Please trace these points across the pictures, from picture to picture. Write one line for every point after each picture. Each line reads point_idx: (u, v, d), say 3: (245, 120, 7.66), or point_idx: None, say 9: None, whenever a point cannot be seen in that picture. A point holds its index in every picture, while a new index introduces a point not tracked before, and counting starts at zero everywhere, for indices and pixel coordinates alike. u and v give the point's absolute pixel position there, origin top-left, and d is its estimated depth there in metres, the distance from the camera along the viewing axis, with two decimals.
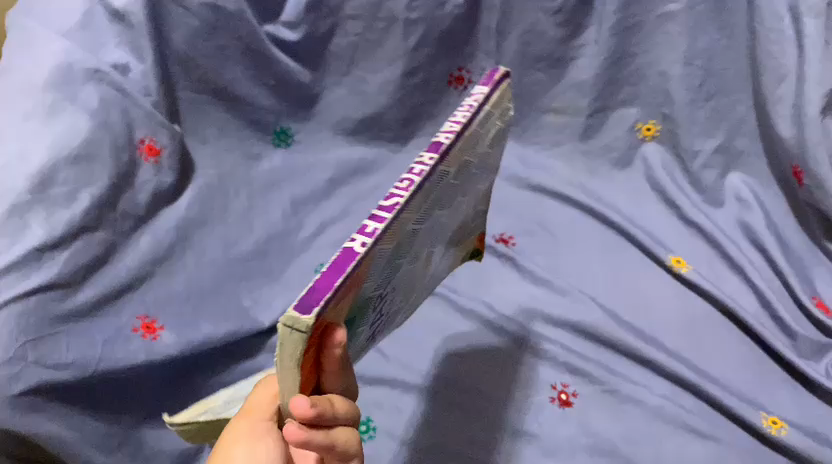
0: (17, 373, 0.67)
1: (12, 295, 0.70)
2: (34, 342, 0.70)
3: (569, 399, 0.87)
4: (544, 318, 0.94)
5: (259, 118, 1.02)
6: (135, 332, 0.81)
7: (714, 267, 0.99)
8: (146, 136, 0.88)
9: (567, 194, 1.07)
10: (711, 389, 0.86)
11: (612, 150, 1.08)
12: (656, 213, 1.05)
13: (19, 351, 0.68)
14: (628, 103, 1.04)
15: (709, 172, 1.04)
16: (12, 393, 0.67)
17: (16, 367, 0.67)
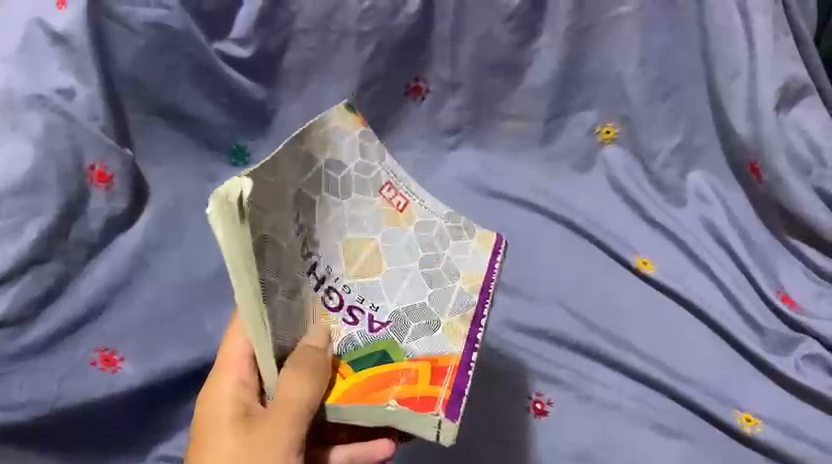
0: None
1: None
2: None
3: (544, 408, 0.86)
4: (513, 326, 0.93)
5: (213, 137, 0.98)
6: (93, 365, 0.78)
7: (677, 265, 0.99)
8: (95, 161, 0.84)
9: (532, 200, 1.05)
10: (682, 388, 0.86)
11: (572, 153, 1.07)
12: (621, 213, 1.04)
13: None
14: (586, 106, 1.04)
15: (670, 171, 1.03)
16: None
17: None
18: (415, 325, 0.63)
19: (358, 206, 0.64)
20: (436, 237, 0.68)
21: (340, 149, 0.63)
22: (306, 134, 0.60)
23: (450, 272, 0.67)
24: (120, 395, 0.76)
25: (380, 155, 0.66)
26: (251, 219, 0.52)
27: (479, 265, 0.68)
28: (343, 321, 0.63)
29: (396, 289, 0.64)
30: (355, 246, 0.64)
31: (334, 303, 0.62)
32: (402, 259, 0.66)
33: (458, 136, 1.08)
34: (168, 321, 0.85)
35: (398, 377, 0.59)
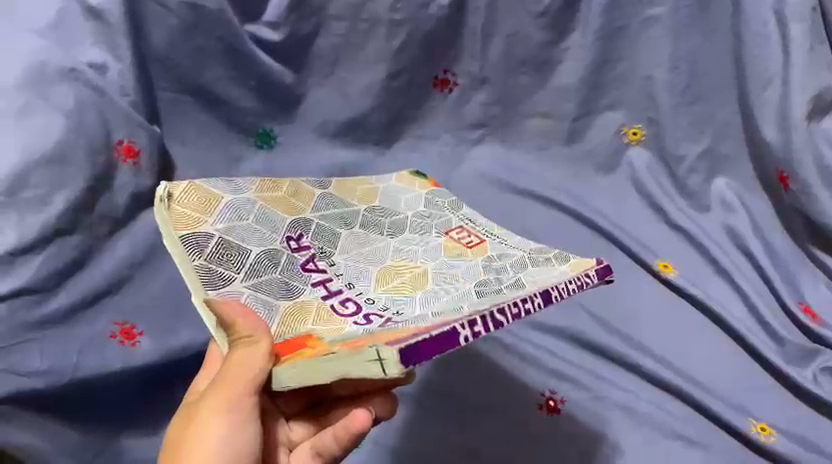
0: None
1: None
2: (4, 352, 0.73)
3: (557, 406, 0.86)
4: (530, 324, 0.93)
5: (239, 119, 0.98)
6: (112, 338, 0.78)
7: (698, 270, 0.99)
8: (124, 137, 0.85)
9: (555, 199, 1.04)
10: (697, 394, 0.86)
11: (596, 155, 1.07)
12: (644, 217, 1.04)
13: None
14: (613, 108, 1.03)
15: (695, 176, 1.03)
16: None
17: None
18: (436, 315, 0.56)
19: (411, 242, 0.70)
20: (505, 263, 0.66)
21: (394, 200, 0.77)
22: (356, 190, 0.77)
23: (511, 284, 0.60)
24: (137, 369, 0.77)
25: (450, 209, 0.77)
26: (199, 219, 0.65)
27: (549, 279, 0.62)
28: (354, 322, 0.58)
29: (430, 300, 0.60)
30: (398, 269, 0.66)
31: (349, 309, 0.60)
32: (452, 280, 0.63)
33: (483, 131, 1.07)
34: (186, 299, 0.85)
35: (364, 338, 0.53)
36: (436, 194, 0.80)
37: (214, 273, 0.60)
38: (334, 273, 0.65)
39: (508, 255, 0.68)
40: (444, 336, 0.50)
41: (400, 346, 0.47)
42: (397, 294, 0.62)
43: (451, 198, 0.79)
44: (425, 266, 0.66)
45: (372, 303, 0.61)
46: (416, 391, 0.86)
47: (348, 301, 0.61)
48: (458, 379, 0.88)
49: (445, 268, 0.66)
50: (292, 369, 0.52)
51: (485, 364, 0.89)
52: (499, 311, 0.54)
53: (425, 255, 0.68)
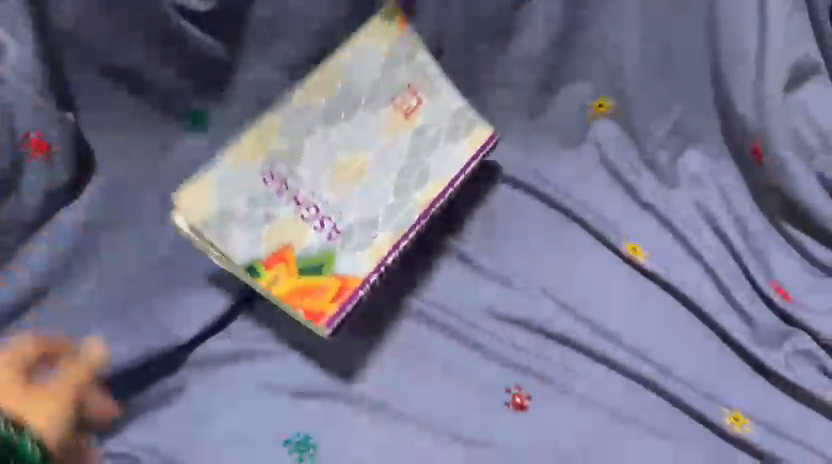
0: None
1: None
2: None
3: (523, 403, 0.84)
4: (494, 315, 0.89)
5: (168, 101, 0.89)
6: (34, 357, 0.78)
7: (665, 251, 0.94)
8: (31, 130, 0.80)
9: (520, 177, 0.98)
10: (670, 385, 0.83)
11: (555, 130, 1.00)
12: (605, 188, 0.98)
13: None
14: (573, 80, 0.97)
15: (663, 152, 0.98)
16: None
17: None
18: (387, 213, 0.85)
19: (370, 111, 0.88)
20: (426, 142, 0.88)
21: (366, 54, 0.88)
22: (398, 108, 0.89)
23: (433, 139, 0.89)
24: (64, 389, 0.77)
25: (409, 57, 0.89)
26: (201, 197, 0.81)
27: (450, 171, 0.88)
28: (314, 228, 0.84)
29: (384, 168, 0.87)
30: (345, 164, 0.87)
31: (311, 213, 0.84)
32: (394, 169, 0.87)
33: None
34: (107, 304, 0.84)
35: (313, 276, 0.81)
36: (449, 95, 0.90)
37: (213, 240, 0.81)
38: (324, 204, 0.85)
39: (423, 141, 0.88)
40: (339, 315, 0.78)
41: (327, 325, 0.77)
42: (338, 192, 0.86)
43: (453, 99, 0.90)
44: (366, 160, 0.87)
45: (327, 206, 0.85)
46: (366, 377, 0.84)
47: (307, 205, 0.85)
48: (400, 372, 0.85)
49: (402, 188, 0.86)
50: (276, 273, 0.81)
51: (428, 356, 0.86)
52: (409, 231, 0.85)
53: (377, 132, 0.88)
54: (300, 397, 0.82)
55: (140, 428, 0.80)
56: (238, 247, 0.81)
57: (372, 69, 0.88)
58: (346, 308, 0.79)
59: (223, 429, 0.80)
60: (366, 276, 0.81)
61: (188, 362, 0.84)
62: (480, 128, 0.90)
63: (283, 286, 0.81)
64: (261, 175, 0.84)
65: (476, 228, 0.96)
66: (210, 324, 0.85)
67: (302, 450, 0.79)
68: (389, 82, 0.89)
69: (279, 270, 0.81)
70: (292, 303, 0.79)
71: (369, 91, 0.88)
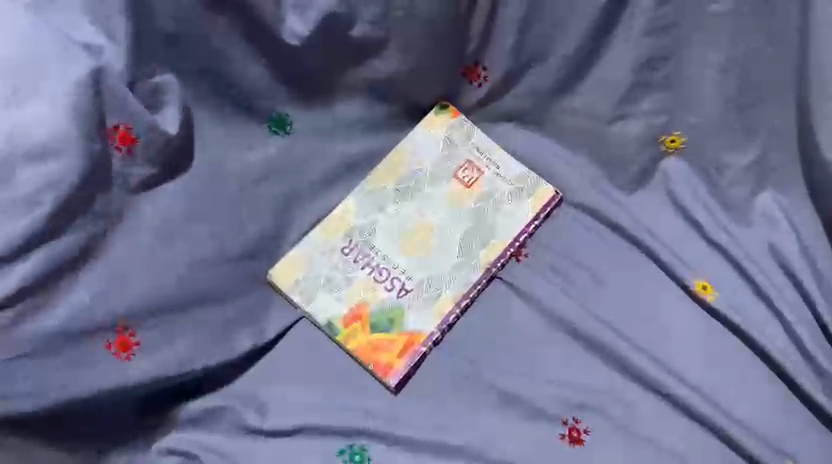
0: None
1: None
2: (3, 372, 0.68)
3: (579, 436, 0.84)
4: (555, 341, 0.89)
5: (250, 102, 0.87)
6: (108, 348, 0.76)
7: (736, 289, 0.92)
8: (120, 121, 0.76)
9: (591, 205, 0.96)
10: (736, 430, 0.84)
11: (630, 163, 0.95)
12: (674, 224, 0.95)
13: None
14: (654, 112, 0.93)
15: (738, 189, 0.93)
16: None
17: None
18: (452, 270, 0.92)
19: (438, 181, 0.96)
20: (491, 205, 0.96)
21: (425, 145, 0.97)
22: (461, 182, 0.97)
23: (494, 208, 0.95)
24: (132, 386, 0.76)
25: (468, 134, 0.98)
26: (290, 259, 0.90)
27: (512, 231, 0.94)
28: (384, 289, 0.90)
29: (447, 232, 0.94)
30: (415, 232, 0.94)
31: (381, 278, 0.91)
32: (457, 230, 0.94)
33: (516, 122, 0.99)
34: (177, 302, 0.81)
35: (384, 333, 0.88)
36: (509, 164, 0.97)
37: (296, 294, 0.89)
38: (394, 267, 0.91)
39: (488, 206, 0.95)
40: (403, 372, 0.86)
41: (393, 378, 0.85)
42: (408, 256, 0.92)
43: (515, 167, 0.97)
44: (434, 227, 0.94)
45: (395, 270, 0.91)
46: (429, 397, 0.86)
47: (378, 268, 0.91)
48: (457, 394, 0.86)
49: (465, 250, 0.93)
50: (355, 326, 0.88)
51: (486, 381, 0.86)
52: (472, 288, 0.91)
53: (444, 209, 0.95)
54: (363, 410, 0.84)
55: (193, 429, 0.81)
56: (313, 305, 0.89)
57: (432, 154, 0.97)
58: (412, 364, 0.86)
59: (282, 439, 0.82)
60: (430, 332, 0.88)
61: (254, 363, 0.86)
62: (544, 185, 0.96)
63: (360, 341, 0.87)
64: (337, 252, 0.92)
65: (545, 250, 0.94)
66: (283, 329, 0.87)
67: (357, 460, 0.82)
68: (450, 163, 0.97)
69: (361, 323, 0.88)
70: (366, 359, 0.86)
71: (432, 172, 0.97)
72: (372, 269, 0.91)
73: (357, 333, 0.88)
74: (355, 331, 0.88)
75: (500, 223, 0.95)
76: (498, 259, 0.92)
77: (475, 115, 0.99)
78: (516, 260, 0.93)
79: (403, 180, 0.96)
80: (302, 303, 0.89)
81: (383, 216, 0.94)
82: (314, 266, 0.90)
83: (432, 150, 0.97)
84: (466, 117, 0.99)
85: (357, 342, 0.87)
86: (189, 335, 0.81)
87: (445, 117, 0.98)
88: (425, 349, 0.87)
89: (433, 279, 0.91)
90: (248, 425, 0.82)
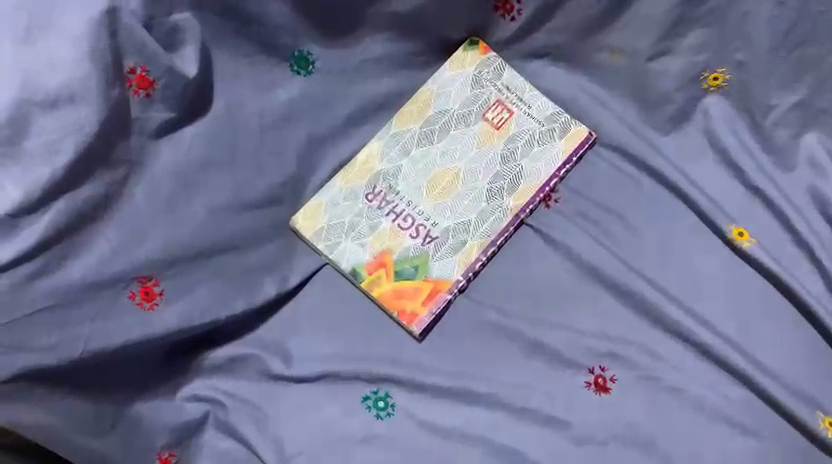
0: None
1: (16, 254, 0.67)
2: (30, 321, 0.69)
3: (605, 384, 0.83)
4: (585, 289, 0.86)
5: (272, 40, 0.84)
6: (132, 299, 0.75)
7: (774, 237, 0.88)
8: (137, 65, 0.73)
9: (626, 146, 0.91)
10: (763, 382, 0.81)
11: (670, 101, 0.90)
12: (710, 169, 0.91)
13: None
14: (697, 50, 0.88)
15: (782, 131, 0.88)
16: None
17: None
18: (479, 216, 0.89)
19: (465, 123, 0.93)
20: (520, 148, 0.92)
21: (452, 84, 0.93)
22: (489, 123, 0.93)
23: (523, 151, 0.92)
24: (157, 335, 0.75)
25: (497, 73, 0.93)
26: (313, 206, 0.88)
27: (542, 175, 0.91)
28: (408, 236, 0.88)
29: (474, 176, 0.91)
30: (440, 177, 0.91)
31: (406, 225, 0.88)
32: (484, 174, 0.91)
33: (547, 60, 0.94)
34: (198, 250, 0.79)
35: (408, 282, 0.86)
36: (539, 104, 0.93)
37: (319, 241, 0.87)
38: (419, 214, 0.89)
39: (517, 149, 0.92)
40: (427, 321, 0.84)
41: (416, 326, 0.84)
42: (433, 202, 0.90)
43: (546, 107, 0.93)
44: (460, 171, 0.91)
45: (419, 216, 0.89)
46: (454, 347, 0.84)
47: (403, 215, 0.89)
48: (484, 342, 0.84)
49: (493, 195, 0.90)
50: (379, 275, 0.86)
51: (513, 330, 0.85)
52: (499, 235, 0.88)
53: (470, 152, 0.92)
54: (384, 358, 0.83)
55: (217, 376, 0.81)
56: (337, 252, 0.87)
57: (459, 94, 0.93)
58: (437, 312, 0.85)
59: (306, 386, 0.82)
60: (455, 281, 0.86)
61: (278, 309, 0.85)
62: (577, 126, 0.92)
63: (383, 290, 0.86)
64: (361, 197, 0.89)
65: (576, 193, 0.90)
66: (306, 276, 0.86)
67: (381, 407, 0.82)
68: (478, 103, 0.93)
69: (385, 271, 0.87)
70: (390, 308, 0.85)
71: (459, 113, 0.93)
72: (395, 215, 0.89)
73: (381, 281, 0.86)
74: (379, 280, 0.86)
75: (530, 167, 0.91)
76: (526, 205, 0.89)
77: (505, 52, 0.94)
78: (546, 207, 0.90)
79: (430, 121, 0.92)
80: (326, 251, 0.87)
81: (408, 161, 0.91)
82: (338, 212, 0.88)
83: (460, 90, 0.93)
84: (496, 53, 0.94)
85: (381, 291, 0.86)
86: (213, 283, 0.80)
87: (474, 55, 0.93)
88: (449, 297, 0.85)
89: (459, 226, 0.89)
90: (272, 372, 0.82)
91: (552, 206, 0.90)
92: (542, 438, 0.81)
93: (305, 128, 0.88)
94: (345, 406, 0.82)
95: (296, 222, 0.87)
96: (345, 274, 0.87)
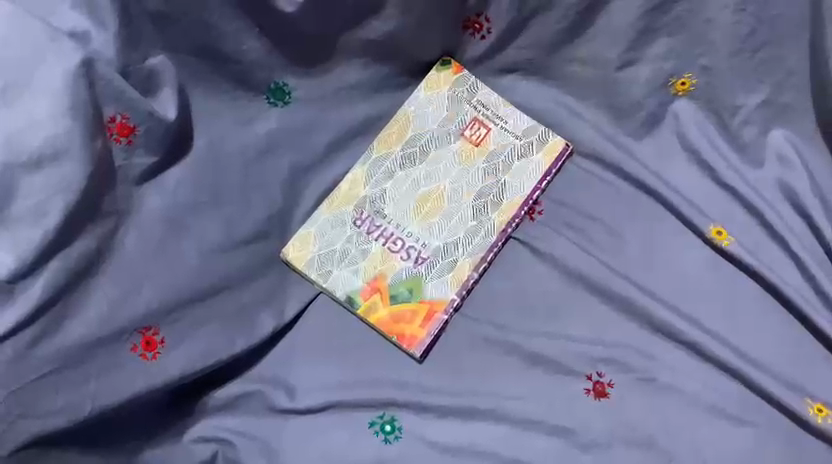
0: (5, 432, 0.66)
1: (18, 318, 0.67)
2: (34, 386, 0.69)
3: (604, 390, 0.85)
4: (575, 297, 0.89)
5: (248, 75, 0.84)
6: (134, 351, 0.75)
7: (751, 232, 0.91)
8: (117, 113, 0.73)
9: (601, 154, 0.94)
10: (752, 374, 0.84)
11: (641, 107, 0.93)
12: (685, 171, 0.93)
13: (5, 406, 0.67)
14: (664, 57, 0.90)
15: (749, 129, 0.91)
16: (9, 450, 0.66)
17: (4, 426, 0.66)
18: (466, 234, 0.91)
19: (445, 144, 0.94)
20: (500, 164, 0.94)
21: (429, 105, 0.94)
22: (468, 141, 0.94)
23: (503, 166, 0.94)
24: (162, 384, 0.75)
25: (472, 91, 0.95)
26: (303, 236, 0.89)
27: (524, 188, 0.93)
28: (401, 259, 0.89)
29: (459, 195, 0.92)
30: (425, 197, 0.92)
31: (396, 248, 0.90)
32: (468, 192, 0.92)
33: (521, 73, 0.95)
34: (194, 294, 0.79)
35: (404, 305, 0.87)
36: (516, 118, 0.95)
37: (312, 271, 0.88)
38: (408, 236, 0.90)
39: (498, 164, 0.94)
40: (426, 343, 0.86)
41: (416, 349, 0.86)
42: (421, 223, 0.91)
43: (523, 121, 0.95)
44: (445, 191, 0.92)
45: (409, 238, 0.90)
46: (454, 366, 0.86)
47: (393, 239, 0.90)
48: (485, 359, 0.86)
49: (478, 212, 0.92)
50: (375, 300, 0.87)
51: (512, 343, 0.87)
52: (489, 251, 0.90)
53: (453, 171, 0.93)
54: (386, 383, 0.85)
55: (223, 416, 0.81)
56: (331, 281, 0.88)
57: (436, 114, 0.95)
58: (435, 333, 0.86)
59: (314, 417, 0.83)
60: (450, 300, 0.88)
61: (276, 342, 0.85)
62: (555, 138, 0.94)
63: (381, 315, 0.87)
64: (349, 224, 0.90)
65: (560, 204, 0.93)
66: (300, 309, 0.86)
67: (389, 431, 0.83)
68: (456, 121, 0.95)
69: (380, 296, 0.88)
70: (388, 332, 0.86)
71: (438, 133, 0.94)
72: (386, 240, 0.90)
73: (378, 306, 0.87)
74: (376, 305, 0.87)
75: (513, 181, 0.93)
76: (511, 220, 0.91)
77: (478, 69, 0.96)
78: (532, 221, 0.92)
79: (411, 143, 0.94)
80: (319, 280, 0.88)
81: (392, 184, 0.92)
82: (328, 241, 0.89)
83: (436, 109, 0.95)
84: (470, 71, 0.95)
85: (378, 316, 0.87)
86: (212, 325, 0.80)
87: (449, 74, 0.94)
88: (446, 317, 0.87)
89: (450, 246, 0.90)
90: (277, 406, 0.83)
91: (536, 218, 0.92)
92: (548, 449, 0.83)
93: (289, 160, 0.88)
94: (353, 433, 0.83)
95: (287, 254, 0.87)
96: (342, 302, 0.87)
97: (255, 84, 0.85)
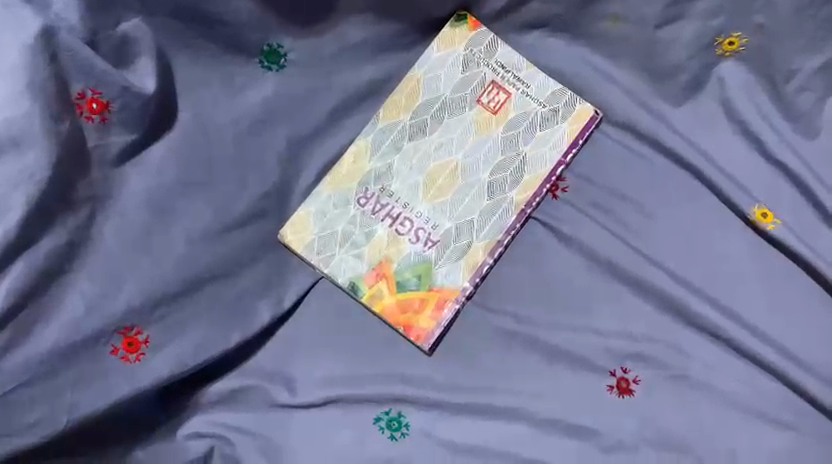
0: None
1: None
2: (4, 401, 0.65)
3: (629, 387, 0.78)
4: (600, 285, 0.81)
5: (237, 37, 0.74)
6: (115, 354, 0.70)
7: (803, 215, 0.80)
8: (85, 89, 0.67)
9: (635, 123, 0.84)
10: (793, 374, 0.77)
11: (682, 71, 0.82)
12: (732, 143, 0.83)
13: None
14: (712, 14, 0.79)
15: (805, 97, 0.80)
16: None
17: None
18: (481, 214, 0.83)
19: (459, 111, 0.85)
20: (521, 134, 0.84)
21: (442, 66, 0.85)
22: (486, 108, 0.85)
23: (524, 137, 0.84)
24: (147, 387, 0.71)
25: (490, 50, 0.84)
26: (302, 216, 0.81)
27: (547, 162, 0.84)
28: (409, 241, 0.82)
29: (473, 169, 0.84)
30: (437, 172, 0.83)
31: (404, 230, 0.82)
32: (484, 166, 0.84)
33: (544, 30, 0.85)
34: (182, 285, 0.73)
35: (412, 292, 0.81)
36: (539, 82, 0.85)
37: (312, 256, 0.80)
38: (417, 216, 0.82)
39: (518, 134, 0.84)
40: (436, 335, 0.79)
41: (425, 342, 0.79)
42: (432, 202, 0.83)
43: (547, 85, 0.85)
44: (458, 165, 0.84)
45: (418, 218, 0.82)
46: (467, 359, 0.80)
47: (400, 219, 0.82)
48: (499, 352, 0.80)
49: (495, 190, 0.83)
50: (381, 287, 0.81)
51: (530, 336, 0.80)
52: (505, 234, 0.82)
53: (467, 142, 0.84)
54: (393, 377, 0.79)
55: (219, 411, 0.76)
56: (333, 266, 0.81)
57: (450, 77, 0.85)
58: (445, 324, 0.80)
59: (314, 412, 0.77)
60: (462, 287, 0.81)
61: (275, 330, 0.79)
62: (582, 105, 0.84)
63: (387, 303, 0.80)
64: (353, 202, 0.82)
65: (587, 180, 0.84)
66: (298, 297, 0.79)
67: (396, 427, 0.77)
68: (472, 85, 0.85)
69: (386, 283, 0.81)
70: (395, 323, 0.80)
71: (452, 99, 0.85)
72: (393, 220, 0.82)
73: (384, 294, 0.81)
74: (381, 293, 0.81)
75: (534, 153, 0.84)
76: (531, 198, 0.83)
77: (497, 25, 0.85)
78: (554, 199, 0.83)
79: (421, 110, 0.84)
80: (320, 265, 0.80)
81: (401, 158, 0.84)
82: (329, 221, 0.81)
83: (450, 72, 0.85)
84: (488, 27, 0.85)
85: (384, 305, 0.80)
86: (203, 318, 0.74)
87: (464, 31, 0.84)
88: (457, 306, 0.80)
89: (463, 227, 0.82)
90: (276, 401, 0.77)
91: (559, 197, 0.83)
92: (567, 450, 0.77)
93: (286, 131, 0.79)
94: (357, 430, 0.77)
95: (284, 235, 0.80)
96: (345, 289, 0.81)
97: (245, 46, 0.75)
